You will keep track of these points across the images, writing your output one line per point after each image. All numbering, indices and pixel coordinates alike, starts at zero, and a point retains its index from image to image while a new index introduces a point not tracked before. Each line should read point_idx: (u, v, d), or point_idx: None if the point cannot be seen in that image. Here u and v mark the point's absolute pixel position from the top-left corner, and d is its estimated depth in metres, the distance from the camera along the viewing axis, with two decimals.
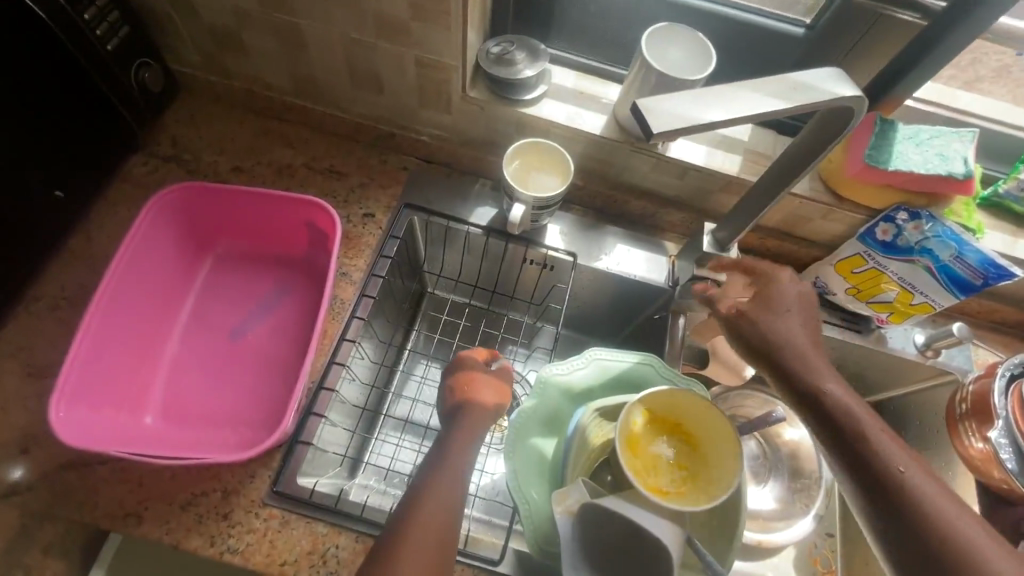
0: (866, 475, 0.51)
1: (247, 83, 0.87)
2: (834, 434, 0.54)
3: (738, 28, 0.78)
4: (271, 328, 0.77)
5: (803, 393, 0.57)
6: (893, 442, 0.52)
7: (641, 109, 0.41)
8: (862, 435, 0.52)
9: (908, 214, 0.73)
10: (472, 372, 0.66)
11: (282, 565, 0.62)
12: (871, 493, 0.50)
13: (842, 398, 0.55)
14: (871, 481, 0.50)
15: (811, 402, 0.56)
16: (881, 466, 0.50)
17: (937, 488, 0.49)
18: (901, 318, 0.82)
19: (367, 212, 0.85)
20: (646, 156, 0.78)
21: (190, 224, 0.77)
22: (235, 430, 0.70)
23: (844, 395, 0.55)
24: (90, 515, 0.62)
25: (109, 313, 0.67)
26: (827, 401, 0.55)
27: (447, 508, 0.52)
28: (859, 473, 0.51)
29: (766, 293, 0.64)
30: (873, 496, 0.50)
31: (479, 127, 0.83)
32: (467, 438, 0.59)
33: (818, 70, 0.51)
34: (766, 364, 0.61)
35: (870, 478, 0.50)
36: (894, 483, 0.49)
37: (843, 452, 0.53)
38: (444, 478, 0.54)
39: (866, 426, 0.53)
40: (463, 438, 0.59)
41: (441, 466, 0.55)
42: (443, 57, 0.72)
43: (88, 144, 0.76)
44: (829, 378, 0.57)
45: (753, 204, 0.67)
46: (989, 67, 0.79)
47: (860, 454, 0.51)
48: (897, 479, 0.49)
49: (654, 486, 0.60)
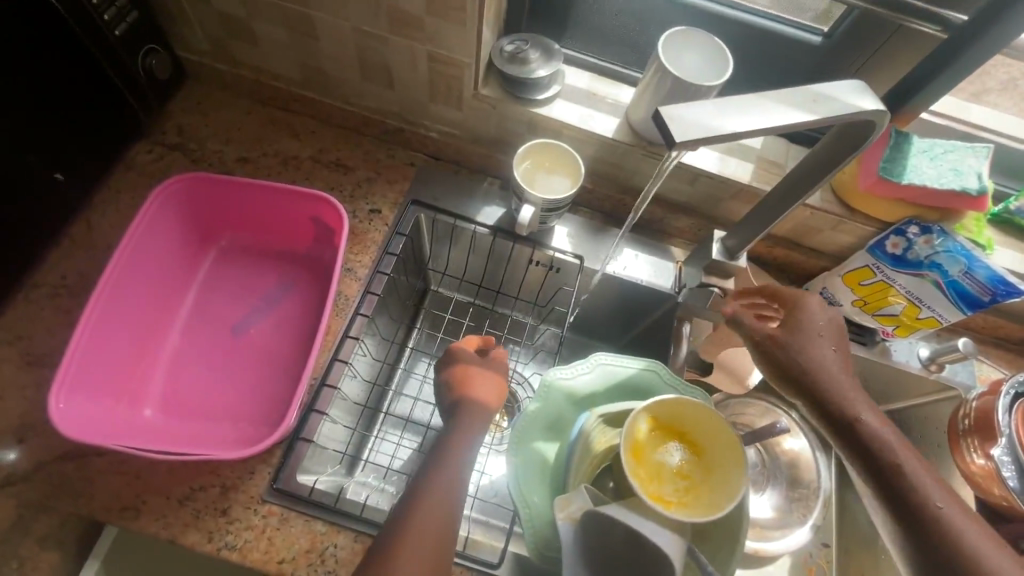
0: (900, 505, 0.51)
1: (255, 72, 0.85)
2: (871, 469, 0.53)
3: (755, 35, 0.77)
4: (274, 323, 0.77)
5: (836, 420, 0.56)
6: (925, 470, 0.52)
7: (664, 117, 0.40)
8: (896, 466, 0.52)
9: (920, 227, 0.73)
10: (464, 366, 0.66)
11: (279, 563, 0.62)
12: (902, 521, 0.51)
13: (874, 424, 0.54)
14: (904, 510, 0.51)
15: (847, 435, 0.55)
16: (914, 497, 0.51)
17: (967, 517, 0.50)
18: (907, 332, 0.82)
19: (373, 207, 0.84)
20: (658, 161, 0.78)
21: (194, 215, 0.76)
22: (235, 426, 0.69)
23: (876, 421, 0.55)
24: (87, 507, 0.62)
25: (110, 304, 0.66)
26: (863, 435, 0.54)
27: (448, 509, 0.51)
28: (893, 502, 0.52)
29: (795, 320, 0.61)
30: (906, 527, 0.51)
31: (490, 126, 0.82)
32: (470, 440, 0.58)
33: (841, 82, 0.50)
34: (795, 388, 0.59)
35: (905, 509, 0.51)
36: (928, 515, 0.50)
37: (877, 479, 0.53)
38: (446, 479, 0.53)
39: (899, 454, 0.53)
40: (466, 440, 0.58)
41: (444, 466, 0.54)
42: (455, 53, 0.72)
43: (93, 130, 0.75)
44: (861, 403, 0.56)
45: (767, 212, 0.66)
46: (996, 80, 0.82)
47: (894, 484, 0.52)
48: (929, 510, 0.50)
49: (657, 495, 0.59)
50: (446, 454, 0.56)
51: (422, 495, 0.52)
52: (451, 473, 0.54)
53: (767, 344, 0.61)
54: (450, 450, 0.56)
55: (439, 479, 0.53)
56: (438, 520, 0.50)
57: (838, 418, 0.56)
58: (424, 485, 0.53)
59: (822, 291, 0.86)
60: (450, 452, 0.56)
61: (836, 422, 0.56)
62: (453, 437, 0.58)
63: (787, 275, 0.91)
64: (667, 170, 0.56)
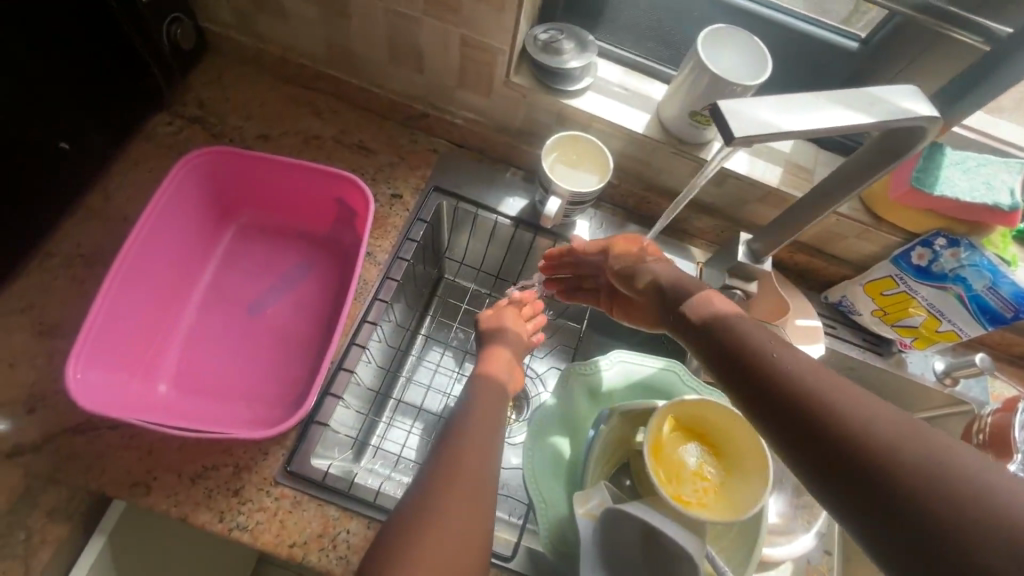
0: (818, 441, 0.41)
1: (281, 48, 0.84)
2: (784, 412, 0.44)
3: (792, 38, 0.77)
4: (291, 304, 0.75)
5: (745, 369, 0.48)
6: (845, 391, 0.43)
7: (723, 112, 0.40)
8: (806, 394, 0.43)
9: (947, 240, 0.72)
10: (499, 348, 0.69)
11: (291, 547, 0.61)
12: (818, 464, 0.40)
13: (787, 360, 0.47)
14: (820, 447, 0.41)
15: (754, 380, 0.47)
16: (831, 423, 0.41)
17: (927, 442, 0.38)
18: (925, 344, 0.82)
19: (394, 191, 0.83)
20: (686, 159, 0.77)
21: (215, 190, 0.75)
22: (250, 406, 0.68)
23: (795, 362, 0.46)
24: (96, 482, 0.61)
25: (130, 273, 0.65)
26: (774, 376, 0.46)
27: (481, 487, 0.50)
28: (805, 441, 0.42)
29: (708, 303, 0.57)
30: (841, 477, 0.39)
31: (517, 115, 0.81)
32: (490, 414, 0.57)
33: (893, 86, 0.49)
34: (711, 352, 0.53)
35: (821, 444, 0.41)
36: (847, 442, 0.39)
37: (784, 422, 0.44)
38: (468, 455, 0.52)
39: (817, 385, 0.44)
40: (487, 416, 0.57)
41: (467, 446, 0.53)
42: (490, 39, 0.70)
43: (112, 98, 0.73)
44: (777, 347, 0.48)
45: (795, 216, 0.65)
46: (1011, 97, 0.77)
47: (805, 418, 0.42)
48: (851, 435, 0.39)
49: (676, 494, 0.59)
50: (468, 430, 0.54)
51: (447, 471, 0.50)
52: (475, 453, 0.52)
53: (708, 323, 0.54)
54: (472, 426, 0.55)
55: (461, 453, 0.52)
56: (462, 500, 0.48)
57: (728, 359, 0.50)
58: (445, 462, 0.51)
59: (841, 299, 0.86)
60: (472, 430, 0.54)
61: (734, 366, 0.50)
62: (470, 416, 0.56)
63: (806, 281, 0.90)
64: (705, 181, 0.57)
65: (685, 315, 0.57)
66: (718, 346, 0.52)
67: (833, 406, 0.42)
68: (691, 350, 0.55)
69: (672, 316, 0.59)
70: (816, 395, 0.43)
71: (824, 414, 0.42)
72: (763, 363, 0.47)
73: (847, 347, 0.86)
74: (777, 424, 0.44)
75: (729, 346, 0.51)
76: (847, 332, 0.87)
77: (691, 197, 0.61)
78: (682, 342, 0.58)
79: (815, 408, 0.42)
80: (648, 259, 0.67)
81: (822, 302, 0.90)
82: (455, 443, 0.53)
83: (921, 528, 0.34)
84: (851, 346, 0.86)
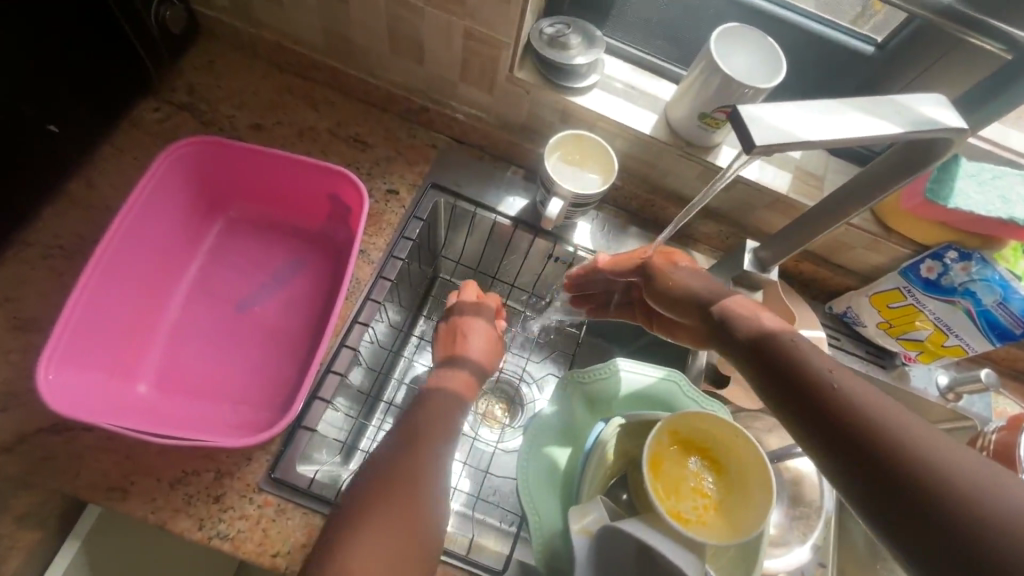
0: (844, 440, 0.42)
1: (276, 35, 0.80)
2: (812, 412, 0.45)
3: (807, 40, 0.75)
4: (281, 303, 0.73)
5: (783, 373, 0.48)
6: (876, 396, 0.44)
7: (744, 119, 0.37)
8: (840, 396, 0.44)
9: (958, 254, 0.70)
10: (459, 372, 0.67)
11: (273, 556, 0.58)
12: (845, 462, 0.41)
13: (821, 364, 0.47)
14: (847, 446, 0.41)
15: (788, 382, 0.47)
16: (860, 425, 0.41)
17: (947, 448, 0.39)
18: (930, 358, 0.80)
19: (390, 187, 0.80)
20: (693, 162, 0.74)
21: (202, 181, 0.72)
22: (234, 409, 0.65)
23: (830, 366, 0.46)
24: (70, 485, 0.58)
25: (111, 268, 0.62)
26: (808, 379, 0.46)
27: (430, 496, 0.52)
28: (836, 440, 0.42)
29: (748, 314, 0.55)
30: (863, 476, 0.40)
31: (520, 111, 0.78)
32: (448, 424, 0.59)
33: (926, 94, 0.46)
34: (757, 361, 0.51)
35: (848, 443, 0.41)
36: (876, 444, 0.40)
37: (816, 420, 0.44)
38: (412, 466, 0.53)
39: (847, 387, 0.44)
40: (442, 422, 0.59)
41: (410, 460, 0.54)
42: (494, 32, 0.67)
43: (97, 80, 0.70)
44: (812, 352, 0.48)
45: (805, 226, 0.63)
46: None
47: (836, 418, 0.43)
48: (881, 438, 0.40)
49: (676, 511, 0.57)
50: (420, 435, 0.57)
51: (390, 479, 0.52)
52: (416, 464, 0.54)
53: (760, 337, 0.52)
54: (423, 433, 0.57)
55: (403, 461, 0.54)
56: (398, 509, 0.50)
57: (775, 365, 0.49)
58: None
59: (847, 310, 0.84)
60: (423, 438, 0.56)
61: (774, 367, 0.49)
62: (440, 431, 0.58)
63: (810, 289, 0.88)
64: (715, 192, 0.52)
65: (728, 326, 0.55)
66: (765, 356, 0.50)
67: (867, 409, 0.42)
68: (732, 356, 0.54)
69: (713, 327, 0.57)
70: (846, 397, 0.43)
71: (854, 415, 0.42)
72: (804, 366, 0.47)
73: (851, 360, 0.84)
74: (805, 421, 0.45)
75: (778, 357, 0.49)
76: (850, 344, 0.86)
77: (694, 212, 0.57)
78: (723, 351, 0.56)
79: (847, 410, 0.43)
80: (683, 274, 0.63)
81: (825, 313, 0.88)
82: (404, 450, 0.55)
83: (940, 530, 0.35)
84: (854, 359, 0.84)
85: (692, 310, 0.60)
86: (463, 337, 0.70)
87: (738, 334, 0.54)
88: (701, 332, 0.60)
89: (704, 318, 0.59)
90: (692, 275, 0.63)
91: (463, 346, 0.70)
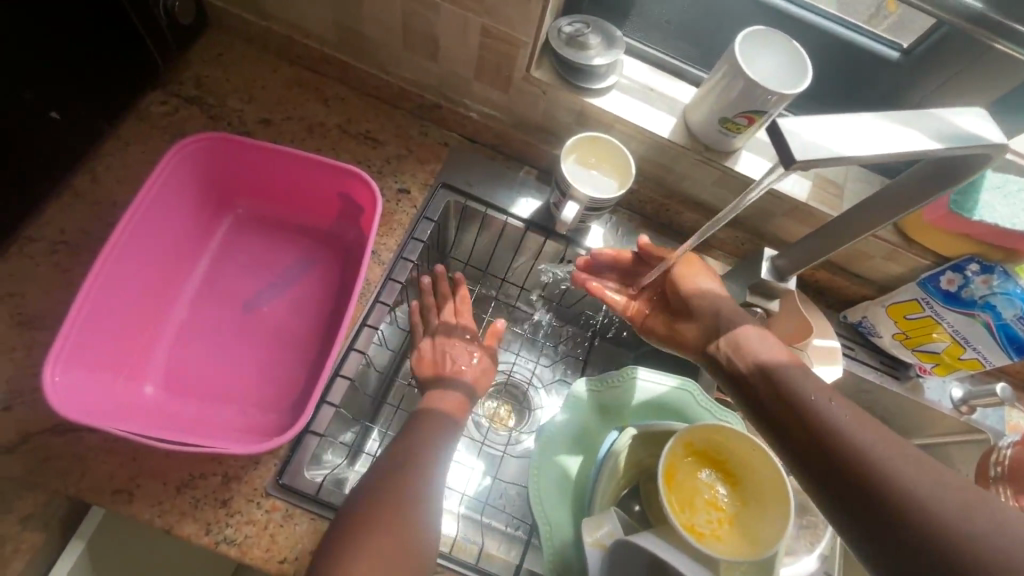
0: (823, 461, 0.49)
1: (286, 27, 0.78)
2: (796, 436, 0.51)
3: (833, 45, 0.73)
4: (289, 304, 0.71)
5: (775, 399, 0.54)
6: (862, 421, 0.49)
7: (782, 131, 0.36)
8: (820, 421, 0.50)
9: (980, 266, 0.69)
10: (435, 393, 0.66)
11: (281, 563, 0.58)
12: (829, 482, 0.48)
13: (809, 390, 0.53)
14: (832, 468, 0.48)
15: (775, 408, 0.54)
16: (834, 446, 0.48)
17: (915, 466, 0.45)
18: (946, 371, 0.78)
19: (401, 186, 0.78)
20: (712, 167, 0.73)
21: (211, 178, 0.70)
22: (242, 411, 0.64)
23: (817, 393, 0.52)
24: (74, 487, 0.57)
25: (119, 267, 0.60)
26: (795, 405, 0.52)
27: (416, 538, 0.51)
28: (819, 461, 0.49)
29: (746, 343, 0.59)
30: (841, 493, 0.47)
31: (536, 111, 0.76)
32: (432, 455, 0.58)
33: (969, 111, 0.45)
34: (755, 387, 0.56)
35: (827, 465, 0.48)
36: (852, 465, 0.47)
37: (803, 445, 0.50)
38: (393, 496, 0.53)
39: (829, 413, 0.50)
40: (423, 450, 0.58)
41: (392, 489, 0.54)
42: (512, 30, 0.66)
43: (103, 70, 0.68)
44: (802, 379, 0.54)
45: (826, 236, 0.62)
46: None
47: (819, 441, 0.49)
48: (858, 458, 0.47)
49: (690, 524, 0.57)
50: (401, 475, 0.55)
51: (366, 513, 0.51)
52: (397, 506, 0.52)
53: (763, 365, 0.57)
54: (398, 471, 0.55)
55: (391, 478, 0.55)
56: (383, 549, 0.50)
57: (772, 394, 0.54)
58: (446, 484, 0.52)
59: (862, 320, 0.83)
60: (403, 477, 0.55)
61: (765, 394, 0.55)
62: (427, 444, 0.59)
63: (825, 298, 0.87)
64: (745, 206, 0.51)
65: (735, 350, 0.60)
66: (761, 384, 0.56)
67: (849, 435, 0.48)
68: (730, 378, 0.59)
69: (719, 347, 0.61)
70: (825, 423, 0.50)
71: (832, 439, 0.49)
72: (795, 393, 0.53)
73: (864, 370, 0.83)
74: (790, 442, 0.52)
75: (777, 386, 0.54)
76: (865, 354, 0.85)
77: (711, 232, 0.59)
78: (725, 374, 0.60)
79: (829, 435, 0.49)
80: (709, 284, 0.66)
81: (840, 322, 0.87)
82: (384, 489, 0.54)
83: (905, 540, 0.42)
84: (868, 370, 0.83)
85: (709, 331, 0.63)
86: (447, 355, 0.70)
87: (743, 359, 0.58)
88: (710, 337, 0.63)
89: (704, 348, 0.63)
90: (706, 290, 0.65)
91: (451, 369, 0.69)
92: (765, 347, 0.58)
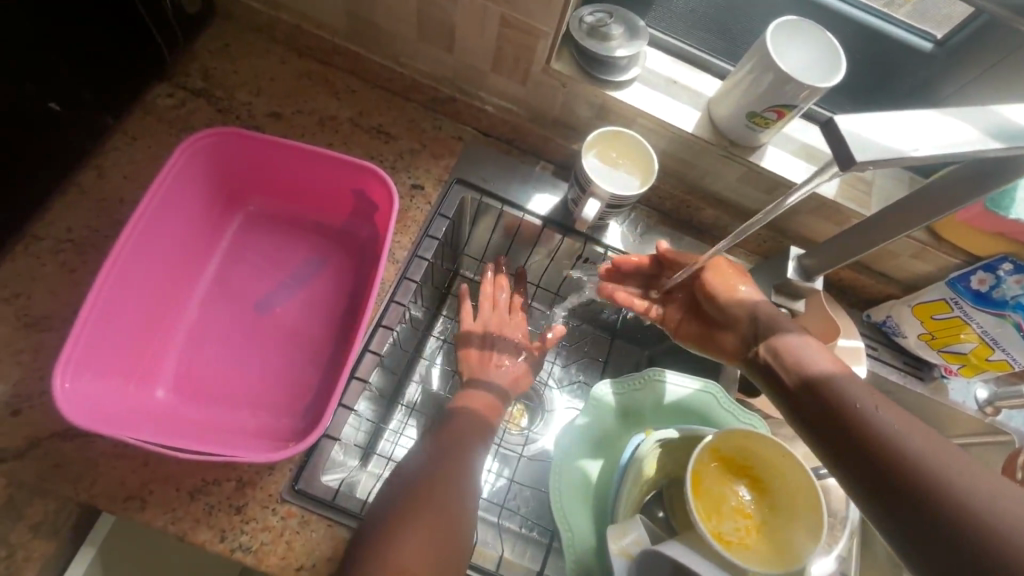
0: (862, 459, 0.46)
1: (296, 17, 0.76)
2: (832, 432, 0.49)
3: (864, 37, 0.71)
4: (302, 304, 0.69)
5: (812, 398, 0.52)
6: (904, 420, 0.47)
7: (839, 128, 0.34)
8: (859, 417, 0.48)
9: (1014, 266, 0.67)
10: (470, 392, 0.67)
11: (298, 570, 0.56)
12: (868, 482, 0.45)
13: (849, 390, 0.50)
14: (871, 467, 0.45)
15: (813, 406, 0.51)
16: (874, 442, 0.46)
17: (961, 465, 0.42)
18: (972, 372, 0.77)
19: (415, 182, 0.76)
20: (737, 164, 0.70)
21: (221, 175, 0.68)
22: (255, 416, 0.63)
23: (858, 393, 0.50)
24: (85, 493, 0.55)
25: (128, 267, 0.58)
26: (834, 403, 0.50)
27: (457, 528, 0.52)
28: (858, 461, 0.46)
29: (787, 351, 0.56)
30: (881, 490, 0.44)
31: (555, 105, 0.74)
32: (460, 450, 0.58)
33: None
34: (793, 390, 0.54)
35: (866, 463, 0.46)
36: (891, 462, 0.44)
37: (839, 443, 0.48)
38: (421, 502, 0.52)
39: (869, 410, 0.48)
40: (464, 448, 0.59)
41: (424, 501, 0.52)
42: (533, 20, 0.63)
43: (106, 62, 0.65)
44: (842, 378, 0.51)
45: (858, 234, 0.59)
46: None
47: (858, 439, 0.47)
48: (896, 455, 0.44)
49: (717, 533, 0.55)
50: (439, 472, 0.55)
51: (406, 514, 0.51)
52: (443, 498, 0.53)
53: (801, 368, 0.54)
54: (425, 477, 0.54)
55: (433, 475, 0.55)
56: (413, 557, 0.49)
57: (813, 400, 0.51)
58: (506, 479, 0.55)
59: (886, 319, 0.81)
60: (437, 476, 0.55)
61: (802, 392, 0.53)
62: (462, 451, 0.59)
63: (847, 296, 0.85)
64: (786, 206, 0.50)
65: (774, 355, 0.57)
66: (799, 387, 0.53)
67: (889, 433, 0.46)
68: (768, 382, 0.57)
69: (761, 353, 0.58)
70: (863, 419, 0.47)
71: (872, 436, 0.46)
72: (836, 395, 0.50)
73: (887, 371, 0.81)
74: (825, 438, 0.49)
75: (819, 397, 0.51)
76: (888, 354, 0.83)
77: (748, 235, 0.57)
78: (764, 378, 0.58)
79: (867, 433, 0.47)
80: (747, 291, 0.62)
81: (863, 321, 0.85)
82: (415, 492, 0.53)
83: (942, 536, 0.39)
84: (891, 370, 0.82)
85: (747, 338, 0.61)
86: (493, 353, 0.71)
87: (779, 362, 0.56)
88: (746, 341, 0.61)
89: (743, 353, 0.61)
90: (744, 295, 0.62)
91: (494, 366, 0.70)
92: (803, 349, 0.56)
